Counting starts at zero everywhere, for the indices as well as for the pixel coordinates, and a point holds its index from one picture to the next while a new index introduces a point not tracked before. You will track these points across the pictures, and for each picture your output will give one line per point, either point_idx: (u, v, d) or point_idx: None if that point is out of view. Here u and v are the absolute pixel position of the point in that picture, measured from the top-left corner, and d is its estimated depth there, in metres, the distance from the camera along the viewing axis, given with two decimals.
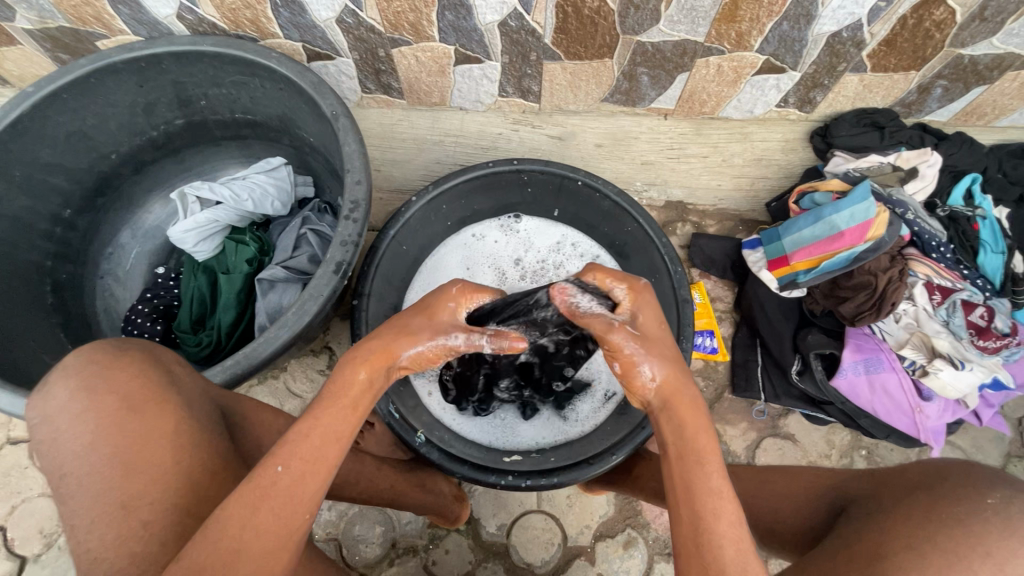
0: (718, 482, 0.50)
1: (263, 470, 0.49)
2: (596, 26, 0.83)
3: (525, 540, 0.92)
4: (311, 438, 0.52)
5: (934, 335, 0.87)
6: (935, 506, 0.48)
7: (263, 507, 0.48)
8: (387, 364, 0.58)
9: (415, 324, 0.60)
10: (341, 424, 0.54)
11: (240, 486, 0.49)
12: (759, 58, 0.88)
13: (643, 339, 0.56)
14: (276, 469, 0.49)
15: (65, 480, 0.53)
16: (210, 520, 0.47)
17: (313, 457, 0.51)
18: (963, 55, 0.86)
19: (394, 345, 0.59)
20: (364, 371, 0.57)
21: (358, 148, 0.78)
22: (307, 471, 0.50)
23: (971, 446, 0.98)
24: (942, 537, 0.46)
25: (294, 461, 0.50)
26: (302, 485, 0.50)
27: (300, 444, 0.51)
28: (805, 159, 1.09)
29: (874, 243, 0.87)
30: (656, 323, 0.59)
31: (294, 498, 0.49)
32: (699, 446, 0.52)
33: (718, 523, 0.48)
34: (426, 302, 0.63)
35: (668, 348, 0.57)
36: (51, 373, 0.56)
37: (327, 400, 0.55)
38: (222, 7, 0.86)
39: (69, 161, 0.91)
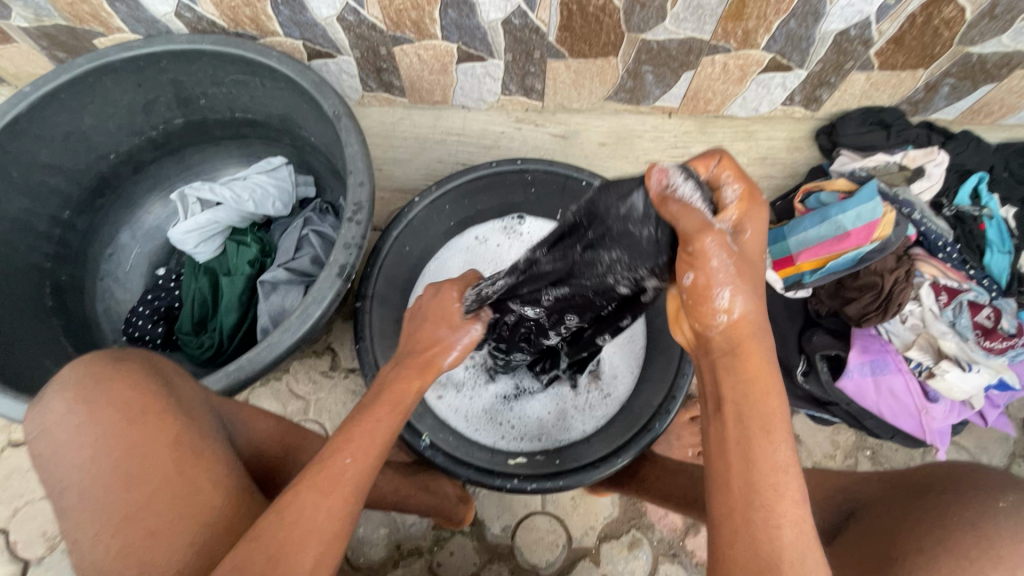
0: (784, 456, 0.43)
1: (330, 460, 0.49)
2: (601, 24, 0.82)
3: (530, 541, 0.92)
4: (377, 432, 0.53)
5: (940, 336, 0.87)
6: (946, 509, 0.47)
7: (333, 494, 0.48)
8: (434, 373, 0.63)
9: (438, 333, 0.66)
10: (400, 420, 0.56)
11: (306, 474, 0.48)
12: (765, 56, 0.87)
13: (742, 264, 0.45)
14: (345, 460, 0.49)
15: (67, 493, 0.53)
16: (278, 506, 0.46)
17: (373, 448, 0.52)
18: (971, 53, 0.85)
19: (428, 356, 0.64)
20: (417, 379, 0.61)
21: (360, 149, 0.77)
22: (371, 462, 0.51)
23: (976, 446, 0.98)
24: (954, 539, 0.44)
25: (360, 454, 0.51)
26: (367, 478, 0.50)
27: (365, 438, 0.52)
28: (810, 158, 1.07)
29: (880, 243, 0.87)
30: (759, 248, 0.47)
31: (359, 491, 0.49)
32: (769, 414, 0.44)
33: (779, 503, 0.42)
34: (440, 311, 0.68)
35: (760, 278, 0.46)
36: (48, 386, 0.56)
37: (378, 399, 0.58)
38: (222, 5, 0.85)
39: (68, 162, 0.91)
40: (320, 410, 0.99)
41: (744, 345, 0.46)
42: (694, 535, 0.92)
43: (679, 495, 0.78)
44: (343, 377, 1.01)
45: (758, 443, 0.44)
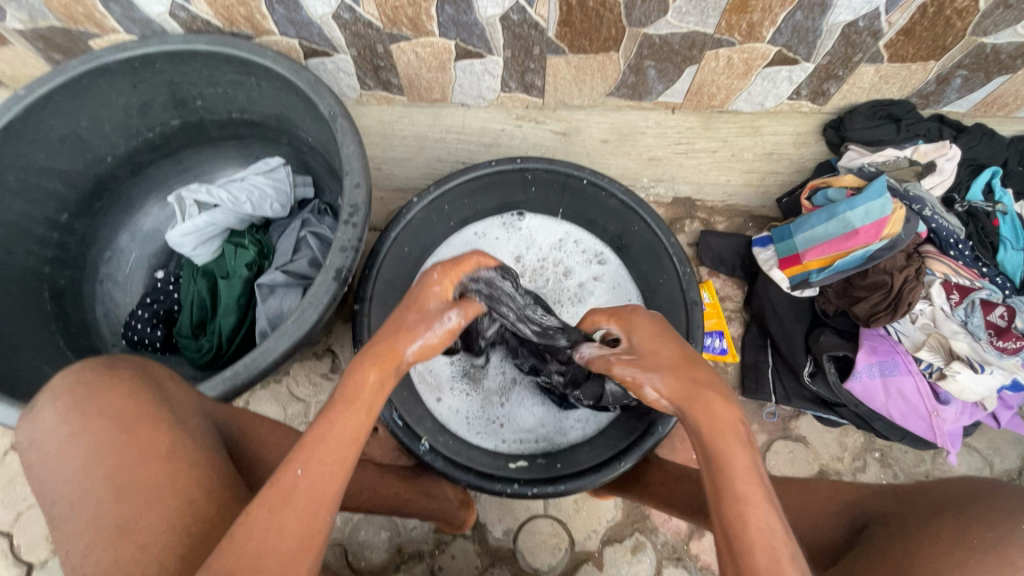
0: (744, 485, 0.45)
1: (282, 473, 0.48)
2: (601, 18, 0.80)
3: (532, 545, 0.91)
4: (327, 439, 0.50)
5: (951, 336, 0.84)
6: (965, 528, 0.46)
7: (286, 510, 0.46)
8: (394, 365, 0.58)
9: (408, 319, 0.62)
10: (357, 425, 0.53)
11: (263, 491, 0.47)
12: (770, 50, 0.85)
13: (640, 362, 0.57)
14: (296, 471, 0.48)
15: (58, 504, 0.52)
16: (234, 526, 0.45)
17: (329, 456, 0.49)
18: (985, 44, 0.82)
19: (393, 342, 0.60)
20: (374, 374, 0.57)
21: (357, 150, 0.76)
22: (322, 472, 0.48)
23: (988, 448, 0.96)
24: (971, 560, 0.44)
25: (313, 463, 0.49)
26: (322, 486, 0.48)
27: (319, 446, 0.50)
28: (818, 153, 1.05)
29: (890, 240, 0.85)
30: (652, 336, 0.60)
31: (315, 504, 0.47)
32: (725, 453, 0.47)
33: (749, 529, 0.43)
34: (414, 295, 0.65)
35: (670, 355, 0.57)
36: (39, 396, 0.56)
37: (342, 397, 0.54)
38: (215, 4, 0.83)
39: (64, 165, 0.90)
40: (321, 412, 0.99)
41: (694, 404, 0.51)
42: (698, 539, 0.91)
43: (682, 501, 0.76)
44: None
45: (720, 479, 0.46)
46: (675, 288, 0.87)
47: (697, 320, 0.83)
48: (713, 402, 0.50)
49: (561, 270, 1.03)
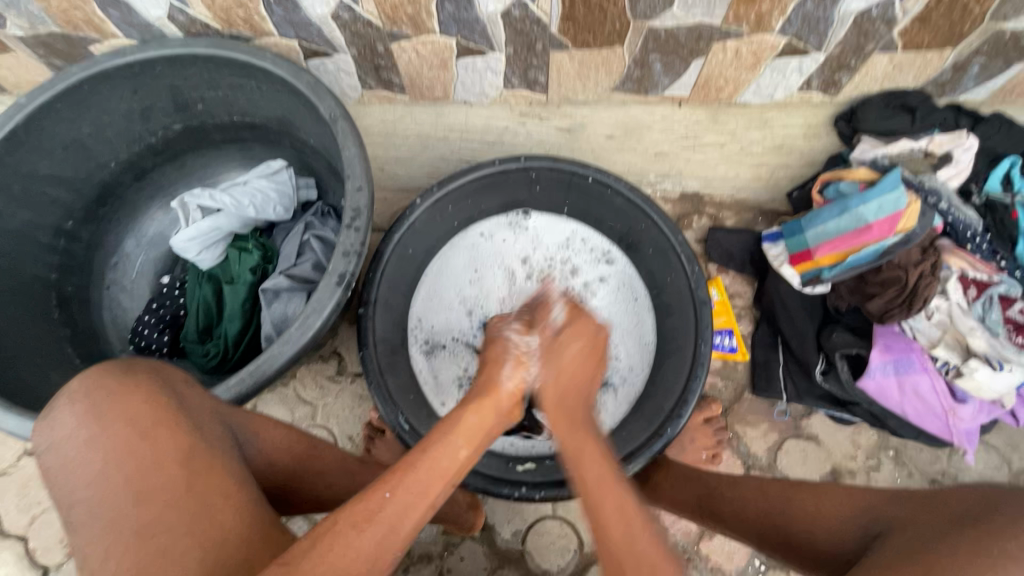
0: (596, 474, 0.57)
1: (371, 492, 0.49)
2: (605, 12, 0.78)
3: (541, 547, 0.91)
4: (418, 472, 0.51)
5: (968, 334, 0.83)
6: (987, 541, 0.45)
7: (366, 531, 0.47)
8: (495, 400, 0.62)
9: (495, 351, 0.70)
10: (451, 463, 0.53)
11: (347, 505, 0.48)
12: (780, 40, 0.82)
13: (562, 347, 0.69)
14: (384, 495, 0.49)
15: (75, 509, 0.51)
16: (316, 536, 0.46)
17: (421, 488, 0.50)
18: (1003, 30, 0.79)
19: (493, 382, 0.65)
20: (474, 415, 0.59)
21: (358, 152, 0.75)
22: (409, 499, 0.49)
23: (1007, 446, 0.94)
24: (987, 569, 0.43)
25: (400, 491, 0.49)
26: (404, 518, 0.48)
27: (408, 476, 0.51)
28: (829, 146, 1.02)
29: (905, 235, 0.83)
30: (579, 361, 0.69)
31: (394, 532, 0.48)
32: (584, 461, 0.58)
33: (612, 519, 0.53)
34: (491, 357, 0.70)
35: (568, 366, 0.68)
36: (55, 400, 0.55)
37: (442, 429, 0.56)
38: (214, 6, 0.82)
39: (68, 172, 0.90)
40: (327, 415, 0.99)
41: (561, 408, 0.64)
42: (708, 540, 0.91)
43: (694, 502, 0.76)
44: (350, 382, 1.00)
45: (589, 485, 0.56)
46: (683, 287, 0.86)
47: (706, 320, 0.82)
48: (576, 433, 0.62)
49: (568, 268, 1.01)
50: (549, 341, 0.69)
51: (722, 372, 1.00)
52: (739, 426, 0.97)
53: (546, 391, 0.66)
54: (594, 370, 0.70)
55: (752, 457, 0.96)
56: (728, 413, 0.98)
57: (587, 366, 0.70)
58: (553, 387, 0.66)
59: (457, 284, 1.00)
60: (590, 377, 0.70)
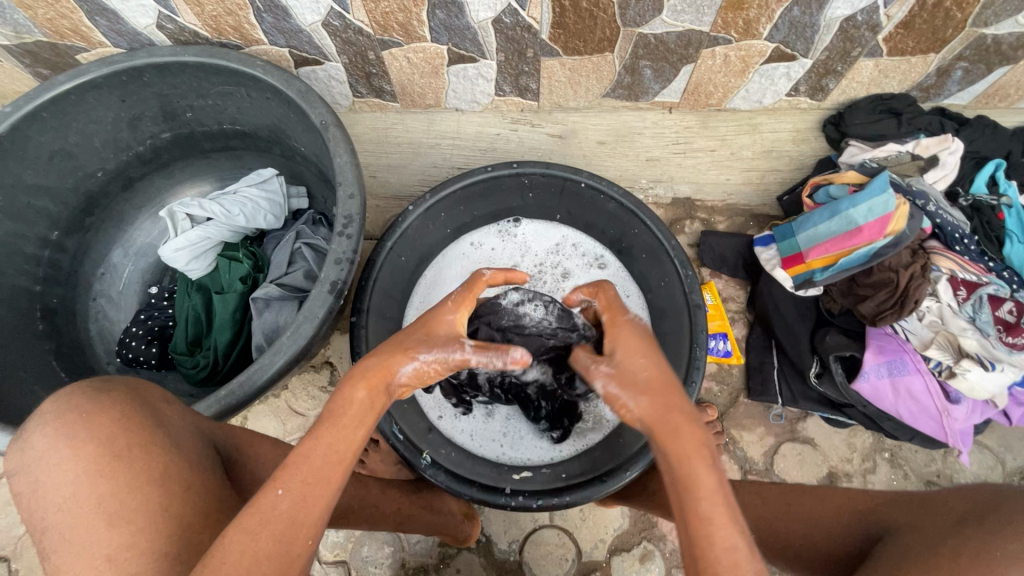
0: (708, 507, 0.47)
1: (262, 495, 0.47)
2: (595, 19, 0.79)
3: (538, 557, 0.90)
4: (308, 460, 0.49)
5: (960, 334, 0.83)
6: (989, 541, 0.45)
7: (262, 533, 0.46)
8: (386, 382, 0.56)
9: (410, 342, 0.58)
10: (340, 444, 0.51)
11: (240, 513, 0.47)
12: (768, 46, 0.83)
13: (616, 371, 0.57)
14: (276, 492, 0.47)
15: (47, 534, 0.48)
16: (210, 552, 0.45)
17: (311, 473, 0.49)
18: (985, 35, 0.80)
19: (387, 367, 0.56)
20: (363, 390, 0.54)
21: (349, 159, 0.74)
22: (305, 490, 0.48)
23: (1000, 445, 0.95)
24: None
25: (294, 483, 0.48)
26: (302, 509, 0.47)
27: (300, 467, 0.49)
28: (818, 150, 1.03)
29: (895, 237, 0.83)
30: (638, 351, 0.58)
31: (294, 526, 0.47)
32: (693, 475, 0.48)
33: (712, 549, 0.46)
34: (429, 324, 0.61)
35: (649, 378, 0.55)
36: (28, 422, 0.53)
37: (327, 416, 0.52)
38: (203, 15, 0.82)
39: (54, 182, 0.89)
40: None
41: (664, 427, 0.52)
42: None
43: None
44: None
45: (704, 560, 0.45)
46: (677, 291, 0.86)
47: (700, 323, 0.82)
48: (680, 428, 0.51)
49: (559, 272, 1.01)
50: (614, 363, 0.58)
51: (718, 376, 1.00)
52: (735, 430, 0.97)
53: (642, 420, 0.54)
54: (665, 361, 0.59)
55: (749, 461, 0.96)
56: (724, 418, 0.98)
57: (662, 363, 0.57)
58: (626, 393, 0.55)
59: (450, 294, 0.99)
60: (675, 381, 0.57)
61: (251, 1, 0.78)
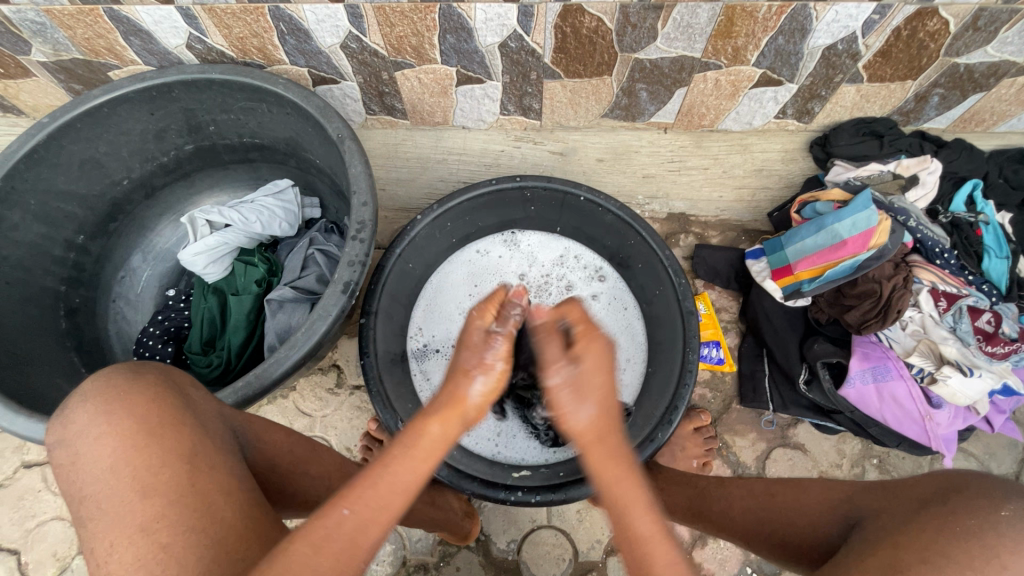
0: (643, 526, 0.49)
1: (329, 510, 0.48)
2: (595, 45, 0.85)
3: (536, 556, 0.92)
4: (379, 485, 0.50)
5: (941, 342, 0.88)
6: (947, 521, 0.49)
7: (323, 551, 0.46)
8: (460, 416, 0.54)
9: (464, 360, 0.56)
10: (410, 475, 0.51)
11: (305, 525, 0.47)
12: (755, 72, 0.89)
13: (574, 382, 0.53)
14: (343, 511, 0.48)
15: (84, 503, 0.52)
16: (270, 558, 0.45)
17: (381, 508, 0.49)
18: (958, 63, 0.86)
19: (453, 394, 0.55)
20: (436, 423, 0.53)
21: (364, 170, 0.79)
22: (369, 516, 0.48)
23: (985, 453, 0.98)
24: (961, 552, 0.46)
25: (360, 506, 0.48)
26: (363, 534, 0.48)
27: (370, 490, 0.49)
28: (806, 169, 1.09)
29: (878, 250, 0.88)
30: (598, 362, 0.55)
31: (354, 546, 0.47)
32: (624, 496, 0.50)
33: (655, 571, 0.47)
34: (463, 333, 0.59)
35: (600, 388, 0.54)
36: (69, 399, 0.56)
37: (401, 444, 0.52)
38: (231, 36, 0.88)
39: (83, 188, 0.94)
40: (326, 426, 1.01)
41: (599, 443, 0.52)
42: (701, 547, 0.93)
43: (683, 505, 0.80)
44: (349, 395, 1.03)
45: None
46: (671, 300, 0.90)
47: (694, 330, 0.85)
48: (610, 448, 0.53)
49: (563, 284, 1.06)
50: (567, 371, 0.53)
51: (711, 383, 1.03)
52: (728, 435, 1.00)
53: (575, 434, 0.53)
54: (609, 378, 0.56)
55: (741, 466, 0.99)
56: (717, 423, 1.01)
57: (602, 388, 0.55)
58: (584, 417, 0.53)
59: (456, 298, 1.04)
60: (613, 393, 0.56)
61: (276, 24, 0.84)
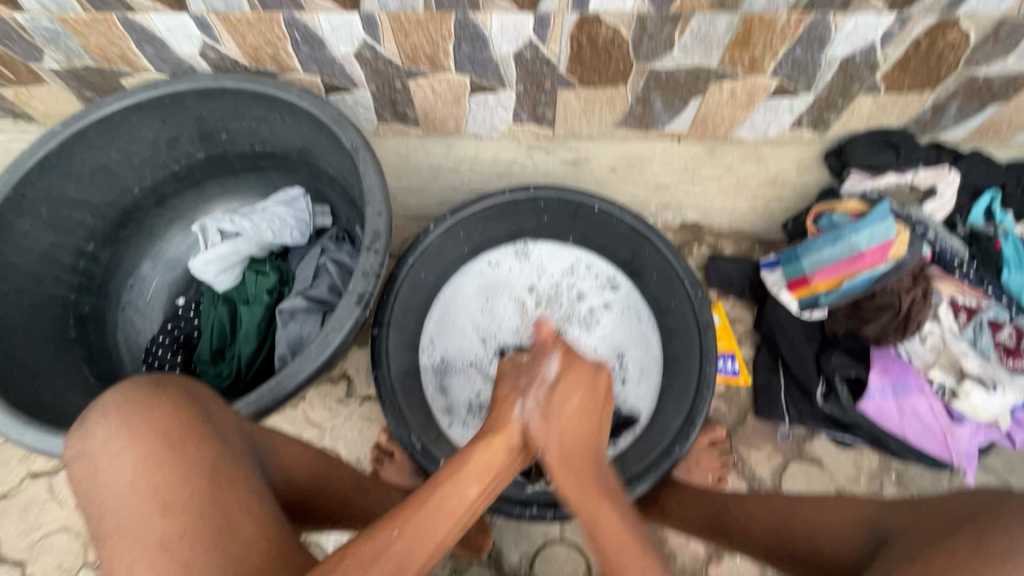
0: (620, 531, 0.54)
1: (378, 531, 0.47)
2: (610, 54, 0.84)
3: (549, 571, 0.91)
4: (427, 507, 0.50)
5: (962, 356, 0.87)
6: (979, 541, 0.47)
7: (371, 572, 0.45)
8: (510, 440, 0.59)
9: (506, 386, 0.68)
10: (457, 500, 0.51)
11: (351, 548, 0.46)
12: (772, 82, 0.89)
13: (544, 412, 0.61)
14: (392, 532, 0.47)
15: (103, 520, 0.51)
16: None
17: (426, 534, 0.48)
18: (976, 74, 0.85)
19: (503, 420, 0.62)
20: (489, 450, 0.57)
21: (378, 180, 0.79)
22: (418, 541, 0.47)
23: (1005, 468, 0.96)
24: (994, 568, 0.45)
25: (408, 527, 0.48)
26: (411, 560, 0.46)
27: (416, 513, 0.49)
28: (821, 179, 1.08)
29: (897, 262, 0.87)
30: (568, 400, 0.64)
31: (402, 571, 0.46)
32: (599, 519, 0.55)
33: None
34: (496, 380, 0.70)
35: (569, 415, 0.63)
36: (89, 412, 0.56)
37: (449, 471, 0.54)
38: (244, 44, 0.87)
39: (94, 196, 0.94)
40: (336, 437, 1.00)
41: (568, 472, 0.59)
42: (717, 563, 0.92)
43: (702, 522, 0.79)
44: (359, 405, 1.02)
45: None
46: (688, 312, 0.89)
47: (710, 343, 0.86)
48: (589, 493, 0.57)
49: (574, 294, 1.03)
50: (546, 395, 0.63)
51: (725, 395, 1.02)
52: (743, 449, 0.99)
53: (546, 450, 0.60)
54: (594, 418, 0.65)
55: (757, 480, 0.97)
56: (732, 437, 1.00)
57: (588, 425, 0.64)
58: (552, 442, 0.60)
59: (466, 310, 1.02)
60: (596, 421, 0.66)
61: (289, 33, 0.84)
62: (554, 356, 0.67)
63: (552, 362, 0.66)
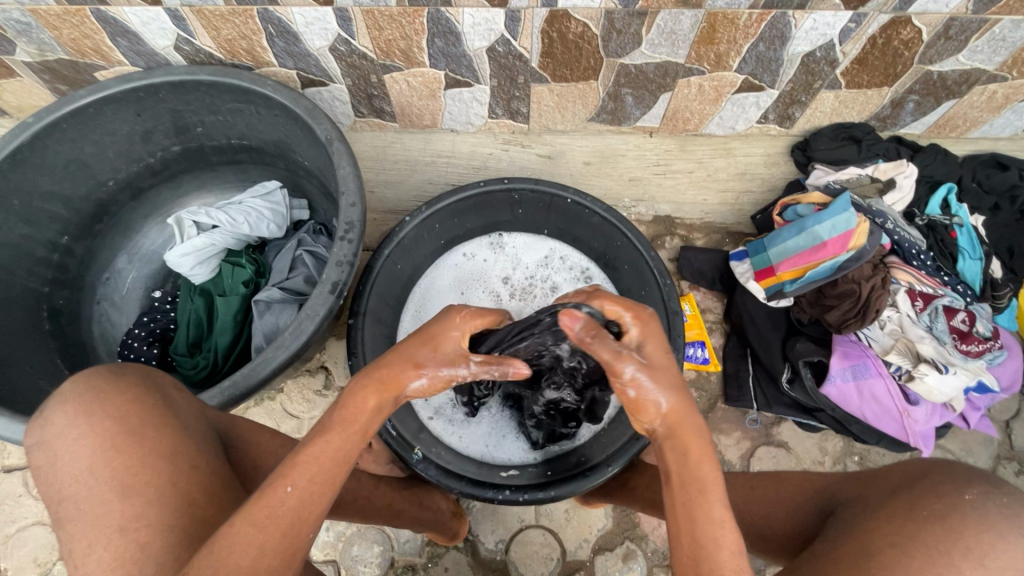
0: (720, 510, 0.51)
1: (272, 490, 0.49)
2: (581, 50, 0.87)
3: (524, 556, 0.93)
4: (320, 459, 0.52)
5: (918, 340, 0.91)
6: (914, 507, 0.50)
7: (269, 527, 0.48)
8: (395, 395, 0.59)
9: (418, 353, 0.61)
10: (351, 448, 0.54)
11: (249, 504, 0.48)
12: (737, 77, 0.92)
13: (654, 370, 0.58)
14: (286, 488, 0.49)
15: (63, 504, 0.51)
16: (218, 536, 0.47)
17: (319, 475, 0.51)
18: (931, 71, 0.89)
19: (398, 380, 0.59)
20: (374, 399, 0.58)
21: (352, 171, 0.80)
22: (314, 487, 0.50)
23: (961, 449, 1.00)
24: (927, 533, 0.48)
25: (303, 480, 0.50)
26: (309, 505, 0.50)
27: (311, 464, 0.51)
28: (788, 173, 1.11)
29: (857, 251, 0.90)
30: (662, 351, 0.61)
31: (300, 521, 0.49)
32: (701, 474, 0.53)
33: (720, 552, 0.49)
34: (433, 334, 0.63)
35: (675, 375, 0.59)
36: (48, 401, 0.56)
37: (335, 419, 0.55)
38: (219, 38, 0.88)
39: (67, 189, 0.93)
40: None
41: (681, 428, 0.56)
42: None
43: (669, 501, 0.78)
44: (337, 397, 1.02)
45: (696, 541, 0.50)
46: (657, 300, 0.91)
47: (678, 329, 0.87)
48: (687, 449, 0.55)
49: (549, 286, 1.06)
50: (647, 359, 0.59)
51: (696, 382, 1.05)
52: (713, 434, 1.02)
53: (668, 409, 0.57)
54: None
55: (727, 464, 1.00)
56: None
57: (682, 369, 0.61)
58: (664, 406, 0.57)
59: (443, 304, 1.04)
60: None
61: (264, 27, 0.85)
62: (628, 319, 0.62)
63: (628, 317, 0.63)
